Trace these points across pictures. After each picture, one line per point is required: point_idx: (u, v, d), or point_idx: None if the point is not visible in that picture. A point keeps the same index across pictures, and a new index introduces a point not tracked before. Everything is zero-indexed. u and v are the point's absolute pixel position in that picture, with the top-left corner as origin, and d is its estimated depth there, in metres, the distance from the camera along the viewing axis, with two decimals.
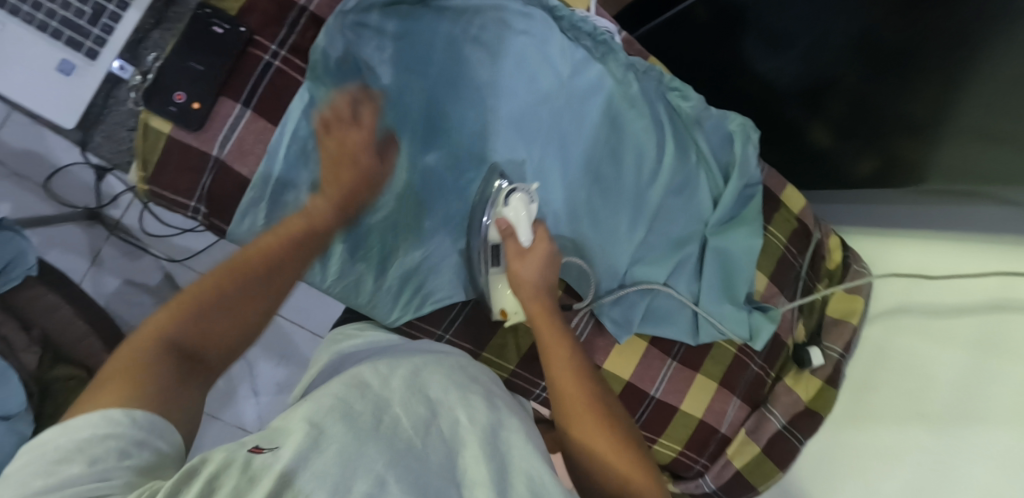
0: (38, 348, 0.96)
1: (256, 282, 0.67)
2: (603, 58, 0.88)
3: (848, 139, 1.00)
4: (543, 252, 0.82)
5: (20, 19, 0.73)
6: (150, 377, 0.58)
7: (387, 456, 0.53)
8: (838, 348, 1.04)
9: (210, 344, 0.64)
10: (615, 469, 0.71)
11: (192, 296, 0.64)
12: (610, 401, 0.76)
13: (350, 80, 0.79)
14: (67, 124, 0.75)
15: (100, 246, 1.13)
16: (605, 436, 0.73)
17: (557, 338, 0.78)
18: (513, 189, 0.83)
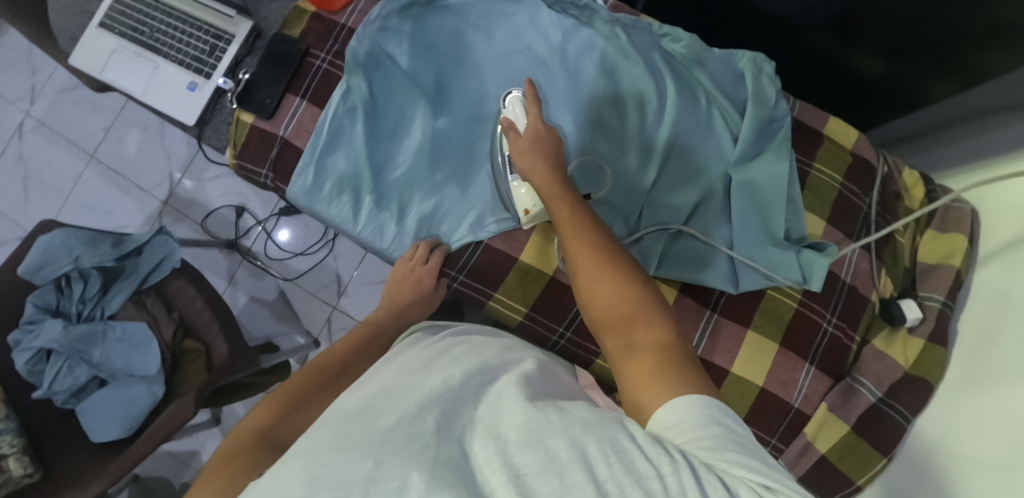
0: (175, 325, 1.16)
1: (319, 396, 0.71)
2: (590, 21, 0.93)
3: (906, 59, 0.89)
4: (537, 129, 0.79)
5: (167, 60, 0.98)
6: (244, 458, 0.61)
7: (376, 431, 0.47)
8: (939, 296, 0.85)
9: (289, 426, 0.67)
10: (613, 296, 0.63)
11: (266, 410, 0.68)
12: (615, 249, 0.68)
13: (371, 66, 0.92)
14: (191, 124, 0.97)
15: (236, 269, 1.38)
16: (600, 262, 0.66)
17: (560, 196, 0.74)
18: (510, 93, 0.86)
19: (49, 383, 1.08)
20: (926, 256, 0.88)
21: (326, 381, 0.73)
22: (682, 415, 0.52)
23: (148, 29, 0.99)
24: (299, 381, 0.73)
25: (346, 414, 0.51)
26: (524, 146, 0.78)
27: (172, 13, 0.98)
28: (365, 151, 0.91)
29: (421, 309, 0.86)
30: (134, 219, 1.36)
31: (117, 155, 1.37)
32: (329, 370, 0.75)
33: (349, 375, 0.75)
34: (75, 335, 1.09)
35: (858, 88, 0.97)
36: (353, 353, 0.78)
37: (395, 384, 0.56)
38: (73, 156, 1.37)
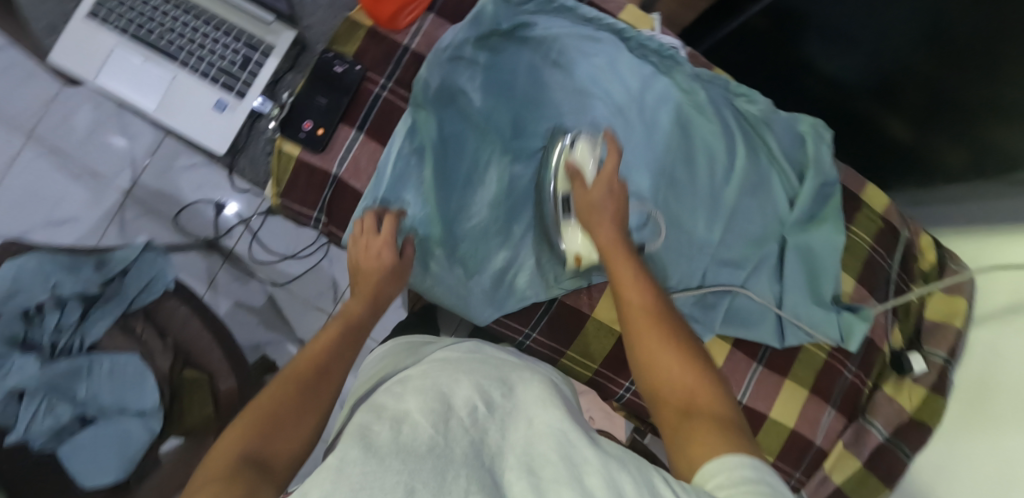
0: (171, 354, 1.03)
1: (310, 394, 0.62)
2: (670, 71, 0.93)
3: (932, 126, 0.95)
4: (609, 175, 0.77)
5: (187, 70, 0.84)
6: (234, 489, 0.49)
7: (408, 457, 0.47)
8: (942, 352, 0.97)
9: (275, 453, 0.56)
10: (682, 387, 0.63)
11: (247, 420, 0.58)
12: (677, 322, 0.69)
13: (450, 104, 0.87)
14: (221, 153, 0.84)
15: (216, 272, 1.23)
16: (669, 347, 0.66)
17: (629, 265, 0.74)
18: (576, 137, 0.83)
19: (25, 426, 0.96)
20: (932, 312, 1.01)
21: (310, 393, 0.62)
22: (732, 480, 0.52)
23: (161, 29, 0.84)
24: (275, 394, 0.61)
25: (375, 432, 0.51)
26: (594, 193, 0.78)
27: (191, 12, 0.84)
28: (435, 197, 0.85)
29: (393, 285, 0.79)
30: (87, 211, 1.21)
31: (63, 134, 1.21)
32: (312, 372, 0.65)
33: (331, 386, 0.65)
34: (55, 373, 0.97)
35: (881, 152, 1.05)
36: (335, 353, 0.68)
37: (422, 403, 0.56)
38: (5, 132, 1.20)
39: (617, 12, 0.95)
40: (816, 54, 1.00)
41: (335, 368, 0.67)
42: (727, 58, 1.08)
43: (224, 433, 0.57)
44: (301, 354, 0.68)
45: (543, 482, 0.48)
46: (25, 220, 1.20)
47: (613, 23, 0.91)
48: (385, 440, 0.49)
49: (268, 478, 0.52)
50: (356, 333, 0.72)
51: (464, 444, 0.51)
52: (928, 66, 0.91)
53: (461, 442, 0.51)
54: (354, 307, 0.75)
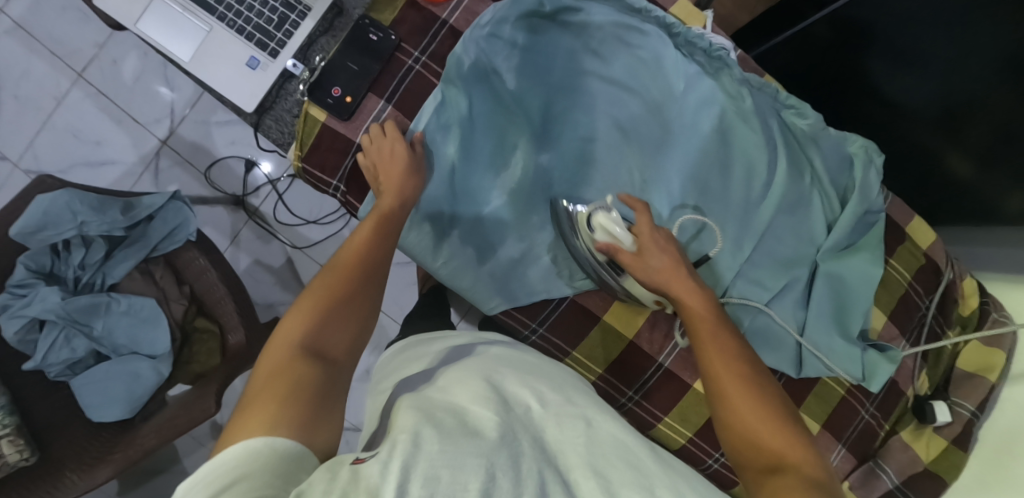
0: (185, 301, 1.08)
1: (356, 295, 0.70)
2: (717, 73, 0.87)
3: (997, 163, 0.86)
4: (653, 235, 0.77)
5: (224, 23, 0.83)
6: (295, 383, 0.60)
7: (483, 443, 0.52)
8: (969, 405, 0.92)
9: (332, 345, 0.66)
10: (771, 445, 0.62)
11: (303, 312, 0.67)
12: (763, 374, 0.68)
13: (481, 83, 0.83)
14: (249, 111, 0.83)
15: (239, 228, 1.29)
16: (756, 399, 0.65)
17: (706, 318, 0.72)
18: (592, 210, 0.79)
19: (43, 355, 0.99)
20: (964, 361, 0.95)
21: (360, 287, 0.70)
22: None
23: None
24: (327, 288, 0.69)
25: (439, 416, 0.56)
26: (651, 252, 0.76)
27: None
28: (453, 175, 0.83)
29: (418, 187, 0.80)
30: (126, 155, 1.28)
31: (111, 79, 1.27)
32: (354, 270, 0.71)
33: (376, 282, 0.72)
34: (77, 307, 0.99)
35: (935, 185, 0.97)
36: (375, 247, 0.74)
37: (478, 395, 0.61)
38: (55, 71, 1.27)
39: (668, 5, 0.90)
40: (878, 73, 0.94)
41: (376, 262, 0.73)
42: (783, 64, 1.05)
43: (285, 319, 0.66)
44: (347, 248, 0.74)
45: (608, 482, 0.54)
46: (65, 157, 1.28)
47: (663, 16, 0.85)
48: (455, 430, 0.54)
49: (323, 375, 0.62)
50: (389, 232, 0.76)
51: (528, 440, 0.56)
52: (1005, 95, 0.82)
53: (524, 437, 0.57)
54: (387, 203, 0.77)
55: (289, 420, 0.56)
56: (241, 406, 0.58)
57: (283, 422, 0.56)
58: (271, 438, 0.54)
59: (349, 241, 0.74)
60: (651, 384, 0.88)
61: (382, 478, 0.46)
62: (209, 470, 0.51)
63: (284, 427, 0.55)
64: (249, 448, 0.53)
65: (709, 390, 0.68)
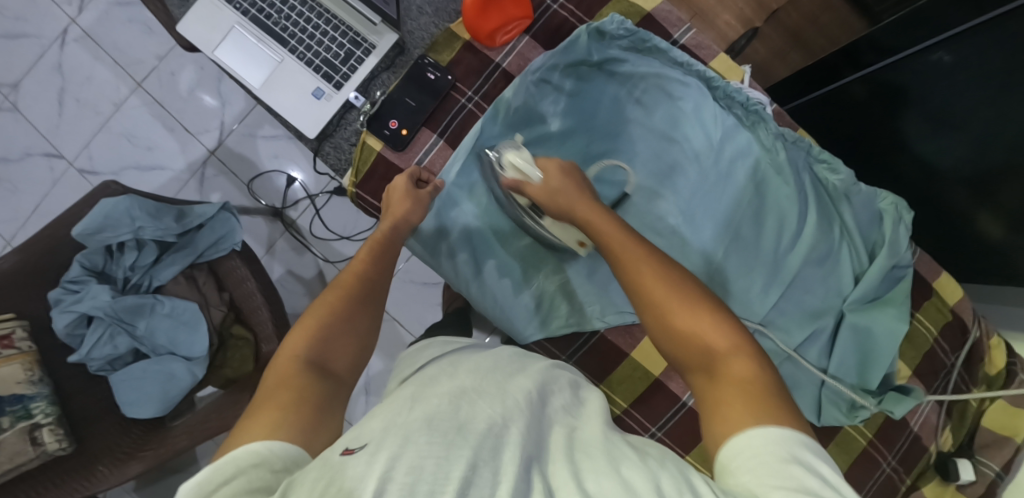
0: (224, 307, 1.12)
1: (358, 310, 0.74)
2: (753, 126, 0.91)
3: None
4: (557, 167, 0.79)
5: (294, 56, 0.91)
6: (298, 395, 0.64)
7: (466, 434, 0.51)
8: (994, 465, 0.92)
9: (335, 359, 0.70)
10: (706, 351, 0.63)
11: (306, 327, 0.71)
12: (683, 278, 0.67)
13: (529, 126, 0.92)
14: (309, 136, 0.90)
15: (275, 239, 1.35)
16: (687, 307, 0.65)
17: (621, 234, 0.72)
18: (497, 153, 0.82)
19: (87, 350, 1.04)
20: (990, 420, 0.94)
21: (363, 304, 0.74)
22: (761, 448, 0.54)
23: (278, 14, 0.92)
24: (330, 304, 0.73)
25: (435, 408, 0.54)
26: (551, 178, 0.78)
27: (308, 4, 0.92)
28: (494, 210, 0.89)
29: (418, 212, 0.82)
30: (176, 162, 1.36)
31: (168, 89, 1.36)
32: (353, 289, 0.74)
33: (377, 298, 0.76)
34: (123, 306, 1.05)
35: (967, 246, 0.98)
36: (378, 262, 0.78)
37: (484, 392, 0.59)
38: (117, 79, 1.37)
39: (708, 60, 0.95)
40: (913, 134, 0.96)
41: (376, 279, 0.77)
42: (814, 118, 1.10)
43: (290, 334, 0.71)
44: (349, 266, 0.77)
45: (582, 467, 0.52)
46: (119, 160, 1.36)
47: (703, 70, 0.89)
48: (450, 426, 0.52)
49: (327, 388, 0.67)
50: (388, 253, 0.79)
51: (520, 428, 0.54)
52: None
53: (517, 423, 0.55)
54: (385, 226, 0.80)
55: (290, 424, 0.61)
56: (248, 411, 0.63)
57: (285, 429, 0.60)
58: (267, 443, 0.58)
59: (349, 262, 0.77)
60: (676, 422, 0.88)
61: (370, 467, 0.47)
62: (212, 472, 0.54)
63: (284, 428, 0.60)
64: (244, 453, 0.56)
65: (635, 299, 0.68)
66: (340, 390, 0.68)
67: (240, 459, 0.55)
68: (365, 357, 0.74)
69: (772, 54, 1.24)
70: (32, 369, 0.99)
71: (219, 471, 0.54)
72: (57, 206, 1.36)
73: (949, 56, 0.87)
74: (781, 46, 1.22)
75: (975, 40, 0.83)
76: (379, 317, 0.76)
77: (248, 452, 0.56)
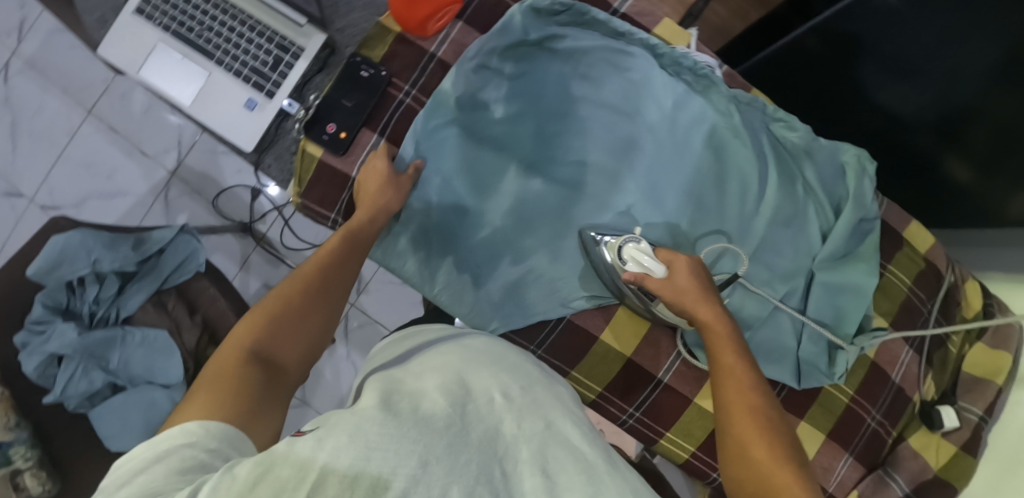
0: (198, 330, 1.09)
1: (319, 296, 0.70)
2: (705, 91, 0.90)
3: (996, 171, 0.87)
4: (688, 265, 0.76)
5: (222, 68, 0.87)
6: (241, 383, 0.60)
7: (423, 431, 0.48)
8: (978, 409, 0.91)
9: (286, 352, 0.66)
10: (771, 481, 0.59)
11: (261, 311, 0.67)
12: (771, 398, 0.65)
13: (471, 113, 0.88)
14: (247, 150, 0.87)
15: (249, 253, 1.34)
16: (765, 439, 0.62)
17: (731, 345, 0.70)
18: (624, 240, 0.80)
19: (61, 388, 1.02)
20: (971, 366, 0.94)
21: (325, 292, 0.71)
22: None
23: (199, 26, 0.88)
24: (288, 292, 0.69)
25: (397, 402, 0.51)
26: (681, 281, 0.75)
27: (230, 11, 0.87)
28: (447, 206, 0.87)
29: (397, 201, 0.83)
30: (137, 187, 1.33)
31: (122, 113, 1.33)
32: (319, 277, 0.72)
33: (334, 291, 0.72)
34: (92, 341, 1.03)
35: (936, 193, 0.97)
36: (344, 254, 0.76)
37: (451, 381, 0.56)
38: (68, 108, 1.34)
39: (652, 26, 0.92)
40: (870, 84, 0.94)
41: (341, 274, 0.74)
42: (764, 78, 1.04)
43: (241, 323, 0.67)
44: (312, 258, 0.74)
45: (554, 485, 0.51)
46: (80, 191, 1.34)
47: (647, 38, 0.88)
48: (406, 418, 0.49)
49: (273, 382, 0.63)
50: (354, 245, 0.77)
51: (479, 433, 0.51)
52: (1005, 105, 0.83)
53: (475, 429, 0.51)
54: (362, 218, 0.79)
55: (229, 412, 0.57)
56: (185, 399, 0.59)
57: (226, 410, 0.57)
58: (205, 424, 0.54)
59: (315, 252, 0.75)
60: (650, 403, 0.88)
61: (314, 455, 0.44)
62: (145, 449, 0.52)
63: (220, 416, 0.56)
64: (178, 433, 0.53)
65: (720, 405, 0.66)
66: (286, 386, 0.64)
67: (173, 442, 0.52)
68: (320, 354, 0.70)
69: (732, 13, 1.18)
70: (7, 414, 0.96)
71: (155, 447, 0.52)
72: (22, 243, 1.34)
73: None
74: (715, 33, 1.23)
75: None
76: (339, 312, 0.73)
77: (179, 435, 0.53)
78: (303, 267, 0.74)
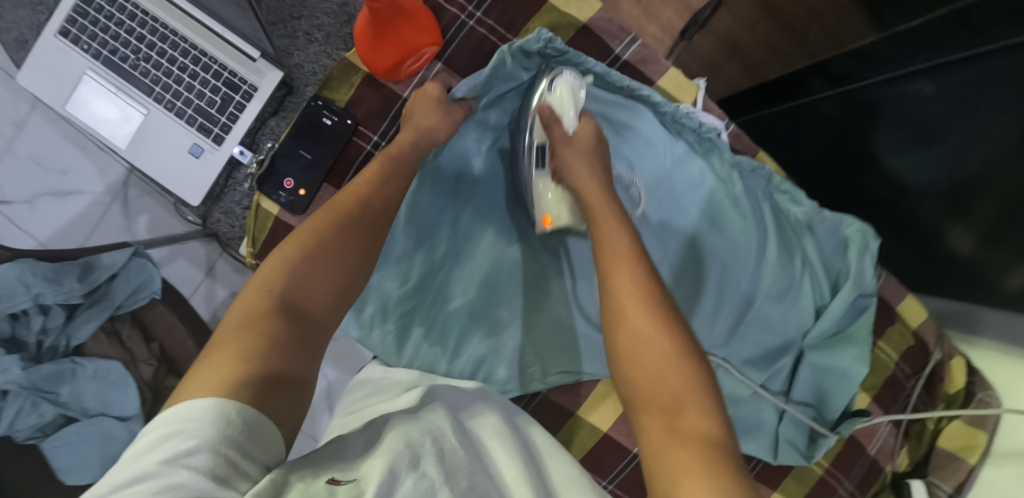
0: (155, 361, 1.03)
1: (351, 231, 0.63)
2: (707, 153, 0.83)
3: (999, 244, 0.78)
4: (589, 133, 0.72)
5: (162, 106, 0.79)
6: (264, 338, 0.54)
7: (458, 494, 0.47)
8: (947, 486, 0.90)
9: (312, 297, 0.59)
10: (669, 384, 0.58)
11: (290, 248, 0.60)
12: (657, 284, 0.62)
13: (447, 168, 0.81)
14: (195, 203, 0.81)
15: (216, 260, 1.19)
16: (654, 322, 0.59)
17: (611, 215, 0.67)
18: (558, 73, 0.75)
19: (10, 421, 0.95)
20: (948, 440, 0.92)
21: (359, 227, 0.64)
22: None
23: (134, 55, 0.79)
24: (320, 226, 0.62)
25: (422, 447, 0.51)
26: (581, 146, 0.72)
27: (170, 39, 0.78)
28: (417, 270, 0.81)
29: (445, 126, 0.74)
30: (94, 185, 1.18)
31: None
32: (347, 215, 0.64)
33: (369, 225, 0.65)
34: (39, 376, 0.96)
35: (937, 260, 0.89)
36: (382, 187, 0.68)
37: (450, 430, 0.56)
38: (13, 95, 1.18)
39: (655, 76, 0.83)
40: (884, 146, 0.85)
41: (376, 207, 0.66)
42: (767, 133, 0.99)
43: (270, 258, 0.60)
44: (347, 187, 0.67)
45: None
46: (30, 186, 1.18)
47: (649, 94, 0.80)
48: (435, 468, 0.48)
49: (301, 335, 0.56)
50: (390, 177, 0.69)
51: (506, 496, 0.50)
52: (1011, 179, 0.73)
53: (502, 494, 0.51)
54: (403, 142, 0.72)
55: (255, 376, 0.51)
56: (205, 355, 0.53)
57: (248, 377, 0.51)
58: (224, 399, 0.48)
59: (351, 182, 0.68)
60: (627, 474, 0.85)
61: None
62: (161, 434, 0.46)
63: (246, 386, 0.50)
64: (212, 408, 0.48)
65: (605, 284, 0.63)
66: (317, 337, 0.58)
67: (200, 433, 0.46)
68: (351, 297, 0.63)
69: (740, 23, 1.07)
70: None
71: (174, 431, 0.46)
72: None
73: (930, 87, 0.76)
74: (716, 54, 1.09)
75: (960, 72, 0.72)
76: (375, 249, 0.65)
77: (210, 416, 0.47)
78: (339, 194, 0.67)
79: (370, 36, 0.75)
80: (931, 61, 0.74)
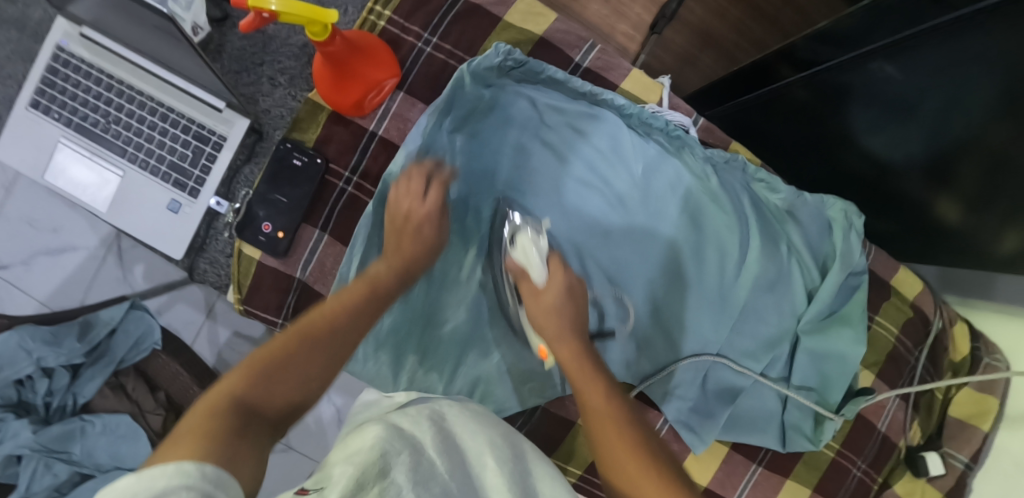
0: (162, 410, 1.02)
1: (333, 335, 0.58)
2: (679, 152, 0.83)
3: (987, 209, 0.77)
4: (558, 285, 0.71)
5: (137, 166, 0.81)
6: (219, 434, 0.46)
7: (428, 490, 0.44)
8: (963, 457, 0.90)
9: (271, 406, 0.52)
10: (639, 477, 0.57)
11: (261, 351, 0.55)
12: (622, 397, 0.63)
13: None
14: (178, 256, 0.83)
15: (215, 301, 1.17)
16: (636, 461, 0.58)
17: (584, 363, 0.66)
18: (520, 228, 0.79)
19: (25, 485, 0.96)
20: (957, 408, 0.92)
21: (338, 334, 0.59)
22: None
23: (105, 119, 0.81)
24: (296, 328, 0.58)
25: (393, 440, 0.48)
26: (549, 302, 0.70)
27: (137, 99, 0.80)
28: None
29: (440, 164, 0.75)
30: (86, 240, 1.15)
31: None
32: (328, 321, 0.59)
33: (351, 330, 0.59)
34: (49, 437, 0.96)
35: (925, 229, 0.89)
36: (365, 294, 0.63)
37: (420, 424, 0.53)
38: None
39: (619, 81, 0.84)
40: (860, 124, 0.84)
41: (360, 311, 0.61)
42: (737, 123, 0.99)
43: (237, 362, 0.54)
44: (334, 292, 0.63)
45: None
46: (23, 248, 1.15)
47: (614, 100, 0.80)
48: (404, 476, 0.44)
49: (254, 437, 0.49)
50: (374, 278, 0.64)
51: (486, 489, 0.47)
52: (997, 139, 0.70)
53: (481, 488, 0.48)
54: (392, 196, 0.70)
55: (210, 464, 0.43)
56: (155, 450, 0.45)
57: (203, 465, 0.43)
58: (186, 474, 0.41)
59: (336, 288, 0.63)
60: None
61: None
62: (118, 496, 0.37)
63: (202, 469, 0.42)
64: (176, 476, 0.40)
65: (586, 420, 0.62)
66: (268, 442, 0.50)
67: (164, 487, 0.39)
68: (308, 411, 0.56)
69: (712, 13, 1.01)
70: None
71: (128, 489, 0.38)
72: None
73: (892, 67, 0.75)
74: (689, 46, 1.05)
75: (919, 52, 0.71)
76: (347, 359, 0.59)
77: (174, 474, 0.40)
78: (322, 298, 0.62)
79: (330, 79, 0.76)
80: (887, 41, 0.73)
